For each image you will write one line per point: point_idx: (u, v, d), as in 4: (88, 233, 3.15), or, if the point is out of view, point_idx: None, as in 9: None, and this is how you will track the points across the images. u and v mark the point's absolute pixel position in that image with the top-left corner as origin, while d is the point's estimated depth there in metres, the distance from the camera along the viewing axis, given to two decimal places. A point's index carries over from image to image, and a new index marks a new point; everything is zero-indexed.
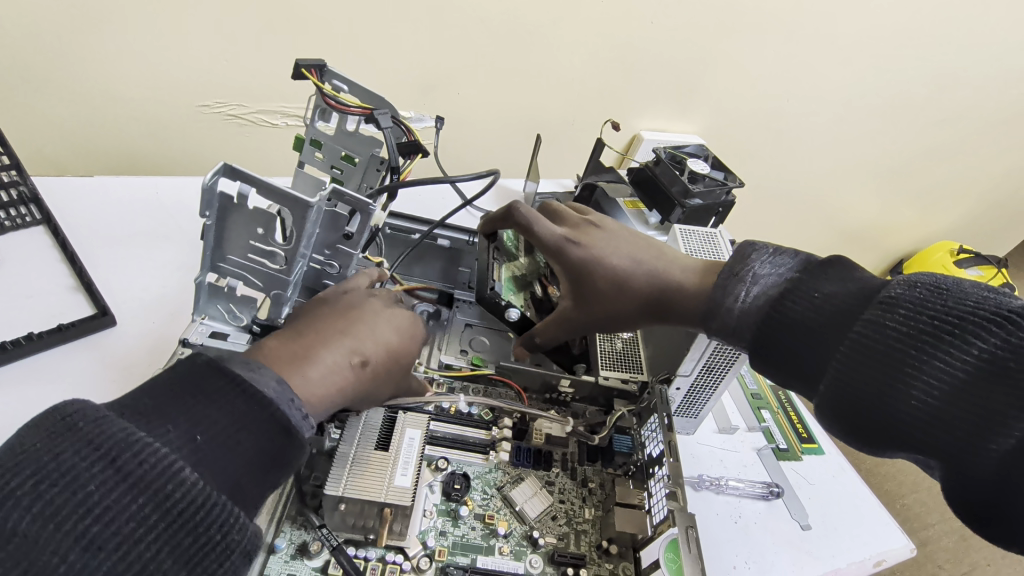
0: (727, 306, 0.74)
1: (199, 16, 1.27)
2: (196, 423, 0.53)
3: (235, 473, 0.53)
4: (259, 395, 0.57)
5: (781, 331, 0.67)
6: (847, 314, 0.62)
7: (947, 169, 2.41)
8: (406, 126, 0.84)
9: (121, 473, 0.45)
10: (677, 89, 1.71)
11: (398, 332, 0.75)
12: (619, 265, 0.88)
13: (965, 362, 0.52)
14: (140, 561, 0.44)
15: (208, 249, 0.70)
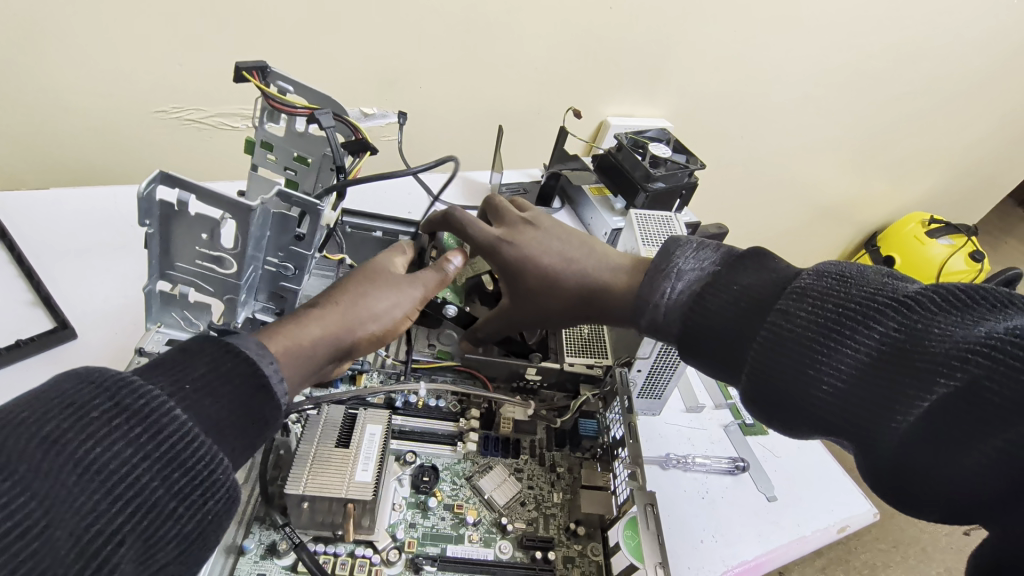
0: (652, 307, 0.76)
1: (149, 20, 1.25)
2: (185, 374, 0.57)
3: (221, 423, 0.57)
4: (243, 352, 0.61)
5: (706, 328, 0.69)
6: (763, 310, 0.64)
7: (913, 141, 2.44)
8: (352, 124, 0.83)
9: (121, 407, 0.49)
10: (641, 74, 1.72)
11: (386, 310, 0.80)
12: (549, 265, 0.88)
13: (865, 345, 0.55)
14: (135, 488, 0.48)
15: (155, 257, 0.70)
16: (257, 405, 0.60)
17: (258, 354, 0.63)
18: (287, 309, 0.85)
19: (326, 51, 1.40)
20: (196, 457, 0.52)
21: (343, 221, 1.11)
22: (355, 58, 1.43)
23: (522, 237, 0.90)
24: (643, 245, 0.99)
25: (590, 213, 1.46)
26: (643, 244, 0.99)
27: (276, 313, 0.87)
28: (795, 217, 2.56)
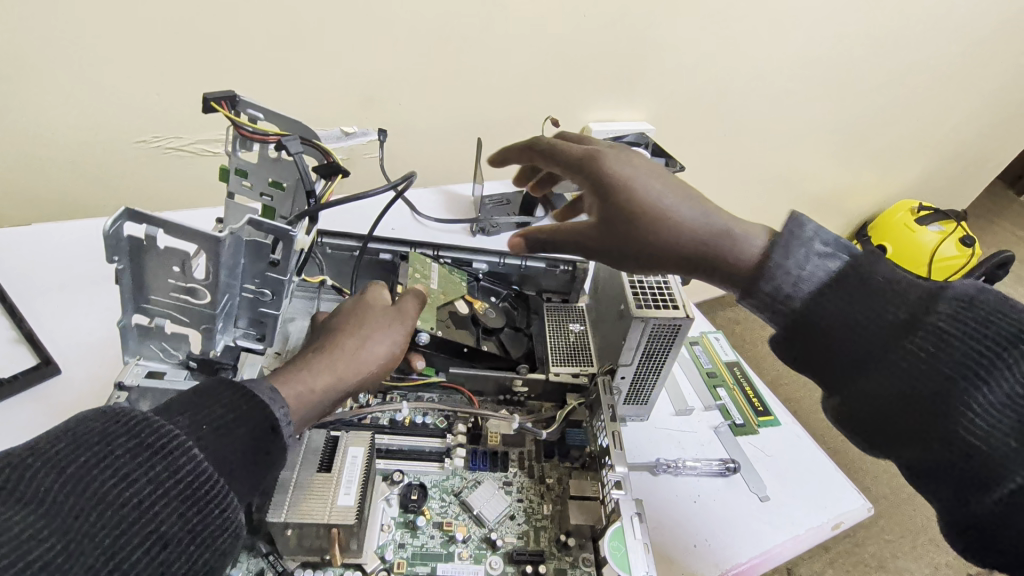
0: (772, 290, 0.68)
1: (125, 50, 1.26)
2: (202, 415, 0.61)
3: (234, 464, 0.61)
4: (254, 394, 0.65)
5: (819, 326, 0.64)
6: (880, 322, 0.62)
7: (897, 130, 2.45)
8: (322, 147, 0.85)
9: (144, 446, 0.55)
10: (622, 79, 1.72)
11: (383, 357, 0.82)
12: (674, 211, 0.75)
13: (998, 397, 0.57)
14: (151, 523, 0.53)
15: (128, 292, 0.70)
16: (267, 443, 0.64)
17: (270, 398, 0.67)
18: (269, 334, 0.84)
19: (304, 72, 1.40)
20: (208, 495, 0.56)
21: (323, 242, 1.09)
22: (334, 78, 1.43)
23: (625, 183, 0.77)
24: None
25: None
26: None
27: (258, 339, 0.85)
28: (788, 212, 2.55)
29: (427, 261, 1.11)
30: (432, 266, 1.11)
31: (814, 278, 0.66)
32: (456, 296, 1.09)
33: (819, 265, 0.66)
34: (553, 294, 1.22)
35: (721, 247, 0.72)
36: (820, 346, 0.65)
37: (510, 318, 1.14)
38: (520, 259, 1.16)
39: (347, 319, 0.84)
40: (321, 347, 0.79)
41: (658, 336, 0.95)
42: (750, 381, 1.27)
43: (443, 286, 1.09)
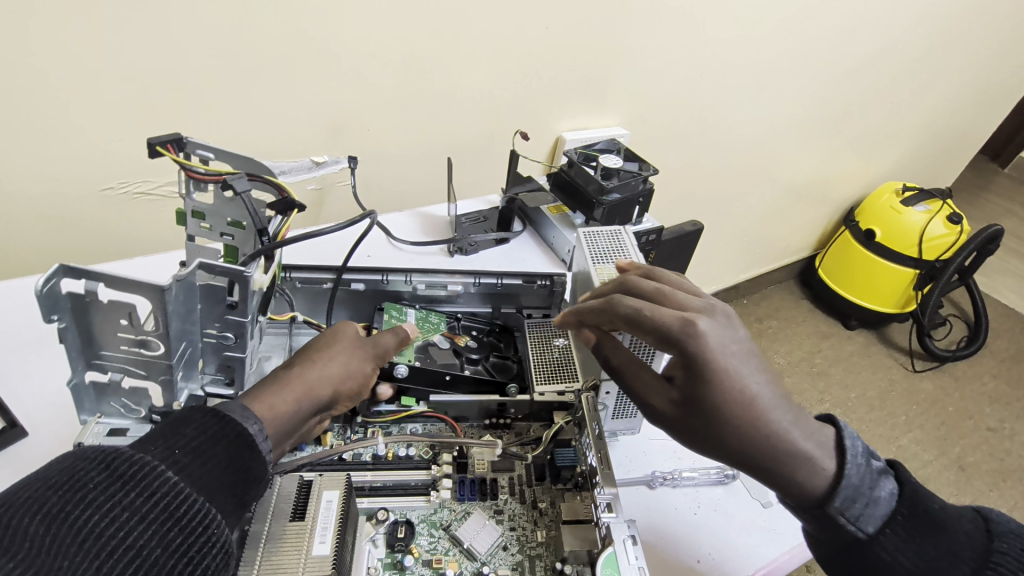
0: (839, 519, 0.71)
1: (82, 97, 1.18)
2: (177, 441, 0.61)
3: (214, 483, 0.61)
4: (227, 415, 0.65)
5: (875, 558, 0.71)
6: (940, 561, 0.69)
7: (874, 114, 2.45)
8: (276, 183, 0.83)
9: (117, 477, 0.56)
10: (590, 86, 1.71)
11: (350, 373, 0.80)
12: (749, 402, 0.75)
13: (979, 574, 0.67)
14: (134, 551, 0.54)
15: (77, 350, 0.67)
16: (245, 462, 0.63)
17: (242, 415, 0.67)
18: (237, 378, 0.81)
19: (272, 105, 1.35)
20: (188, 515, 0.57)
21: (291, 277, 1.06)
22: (302, 108, 1.38)
23: (718, 348, 0.75)
24: (595, 264, 1.00)
25: (552, 231, 1.43)
26: (592, 261, 1.00)
27: (228, 384, 0.83)
28: (772, 205, 2.53)
29: (402, 306, 1.11)
30: (408, 310, 1.11)
31: (872, 499, 0.72)
32: (432, 333, 1.08)
33: (880, 494, 0.72)
34: (533, 310, 1.18)
35: (801, 465, 0.74)
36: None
37: (495, 350, 1.11)
38: (496, 277, 1.13)
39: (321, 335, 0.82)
40: (298, 362, 0.77)
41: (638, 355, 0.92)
42: None
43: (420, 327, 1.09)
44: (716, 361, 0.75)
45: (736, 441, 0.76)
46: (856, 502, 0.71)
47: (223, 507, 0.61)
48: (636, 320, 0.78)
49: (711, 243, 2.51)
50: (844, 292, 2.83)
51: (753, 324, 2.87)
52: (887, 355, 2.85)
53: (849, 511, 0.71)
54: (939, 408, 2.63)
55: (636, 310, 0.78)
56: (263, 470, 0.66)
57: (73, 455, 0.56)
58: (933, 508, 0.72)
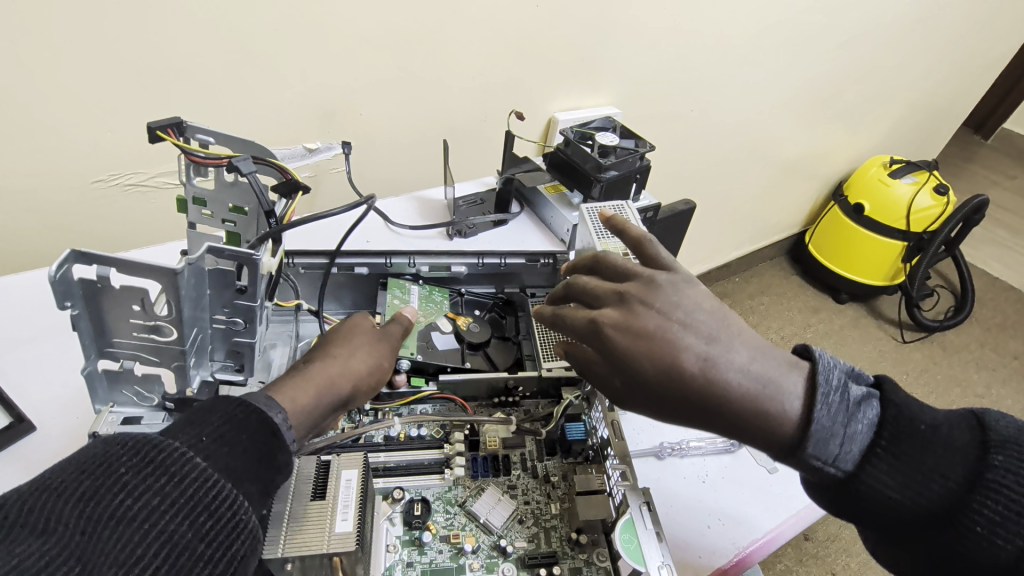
0: (817, 464, 0.71)
1: (68, 88, 1.15)
2: (202, 427, 0.62)
3: (241, 470, 0.62)
4: (253, 405, 0.65)
5: (862, 492, 0.71)
6: (927, 477, 0.69)
7: (862, 88, 2.46)
8: (280, 165, 0.83)
9: (146, 462, 0.56)
10: (582, 65, 1.70)
11: (370, 363, 0.80)
12: (688, 368, 0.76)
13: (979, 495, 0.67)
14: (165, 534, 0.54)
15: (89, 339, 0.67)
16: (270, 449, 0.64)
17: (266, 404, 0.67)
18: (247, 364, 0.81)
19: (262, 93, 1.33)
20: (217, 500, 0.58)
21: (295, 263, 1.05)
22: (294, 94, 1.36)
23: (625, 336, 0.79)
24: (600, 239, 1.01)
25: (550, 211, 1.44)
26: (598, 237, 1.01)
27: (238, 370, 0.83)
28: (763, 182, 2.55)
29: (404, 282, 1.11)
30: (412, 288, 1.10)
31: (856, 434, 0.71)
32: (436, 315, 1.07)
33: (859, 429, 0.71)
34: (536, 289, 1.20)
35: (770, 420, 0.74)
36: (872, 513, 0.72)
37: (498, 330, 1.13)
38: (500, 257, 1.13)
39: (339, 331, 0.82)
40: (316, 356, 0.78)
41: None
42: None
43: (423, 309, 1.08)
44: (629, 350, 0.78)
45: (701, 414, 0.77)
46: (832, 443, 0.71)
47: (249, 493, 0.62)
48: (563, 328, 0.86)
49: (703, 220, 2.52)
50: (834, 266, 2.87)
51: (746, 301, 2.90)
52: (876, 327, 2.90)
53: (824, 454, 0.71)
54: (928, 377, 2.69)
55: (561, 319, 0.86)
56: (287, 457, 0.67)
57: (103, 442, 0.57)
58: (918, 428, 0.71)
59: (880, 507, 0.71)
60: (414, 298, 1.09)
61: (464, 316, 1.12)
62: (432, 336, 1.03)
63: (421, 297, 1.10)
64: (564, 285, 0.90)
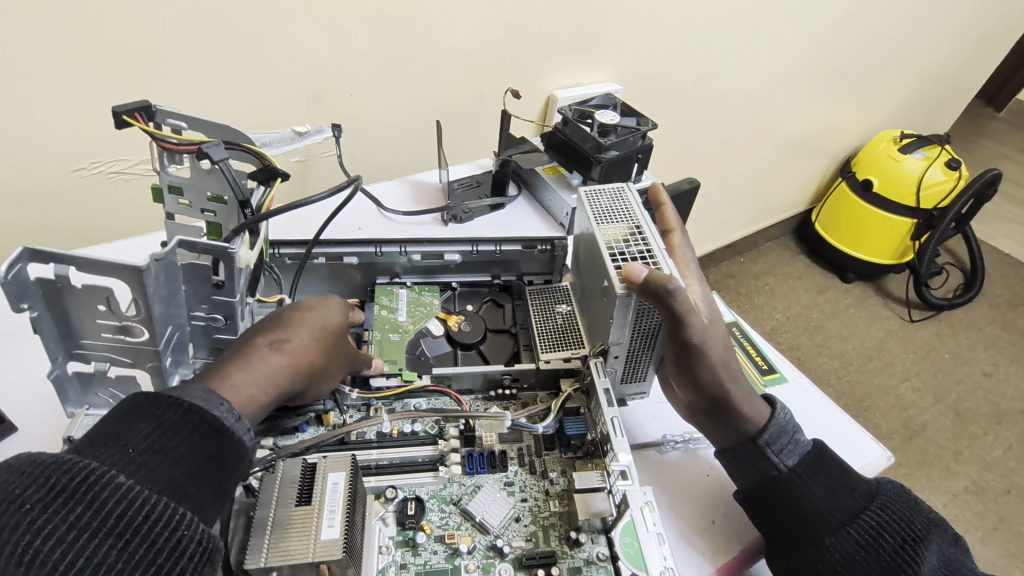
0: (766, 450, 0.87)
1: (40, 69, 1.09)
2: (125, 442, 0.58)
3: (176, 479, 0.59)
4: (189, 404, 0.62)
5: (789, 490, 0.85)
6: (838, 489, 0.85)
7: (872, 59, 2.38)
8: (257, 151, 0.78)
9: (57, 491, 0.52)
10: (582, 40, 1.63)
11: (328, 349, 0.79)
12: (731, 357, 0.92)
13: (875, 506, 0.83)
14: (93, 565, 0.51)
15: (54, 340, 0.63)
16: (212, 452, 0.62)
17: (204, 400, 0.64)
18: None
19: (246, 72, 1.26)
20: (150, 520, 0.55)
21: (280, 253, 1.01)
22: (280, 75, 1.30)
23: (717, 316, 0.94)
24: (598, 225, 0.95)
25: (549, 193, 1.39)
26: (596, 222, 0.95)
27: None
28: (770, 159, 2.47)
29: (392, 289, 1.08)
30: (400, 293, 1.08)
31: (794, 446, 0.89)
32: (425, 319, 1.05)
33: (801, 439, 0.90)
34: (534, 276, 1.15)
35: (744, 406, 0.88)
36: (786, 514, 0.85)
37: (494, 319, 1.09)
38: (494, 244, 1.09)
39: (310, 320, 0.79)
40: (283, 343, 0.75)
41: (646, 308, 0.87)
42: (752, 339, 1.21)
43: (411, 314, 1.05)
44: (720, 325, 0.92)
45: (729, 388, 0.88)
46: (781, 438, 0.88)
47: (190, 502, 0.59)
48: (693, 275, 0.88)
49: (708, 200, 2.45)
50: (842, 245, 2.79)
51: (751, 282, 2.83)
52: (884, 305, 2.83)
53: (775, 445, 0.87)
54: (935, 356, 2.64)
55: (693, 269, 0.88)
56: (241, 452, 0.64)
57: (4, 473, 0.52)
58: (835, 457, 0.89)
59: (801, 508, 0.84)
60: (402, 306, 1.06)
61: (456, 314, 1.08)
62: (423, 344, 1.02)
63: (408, 303, 1.07)
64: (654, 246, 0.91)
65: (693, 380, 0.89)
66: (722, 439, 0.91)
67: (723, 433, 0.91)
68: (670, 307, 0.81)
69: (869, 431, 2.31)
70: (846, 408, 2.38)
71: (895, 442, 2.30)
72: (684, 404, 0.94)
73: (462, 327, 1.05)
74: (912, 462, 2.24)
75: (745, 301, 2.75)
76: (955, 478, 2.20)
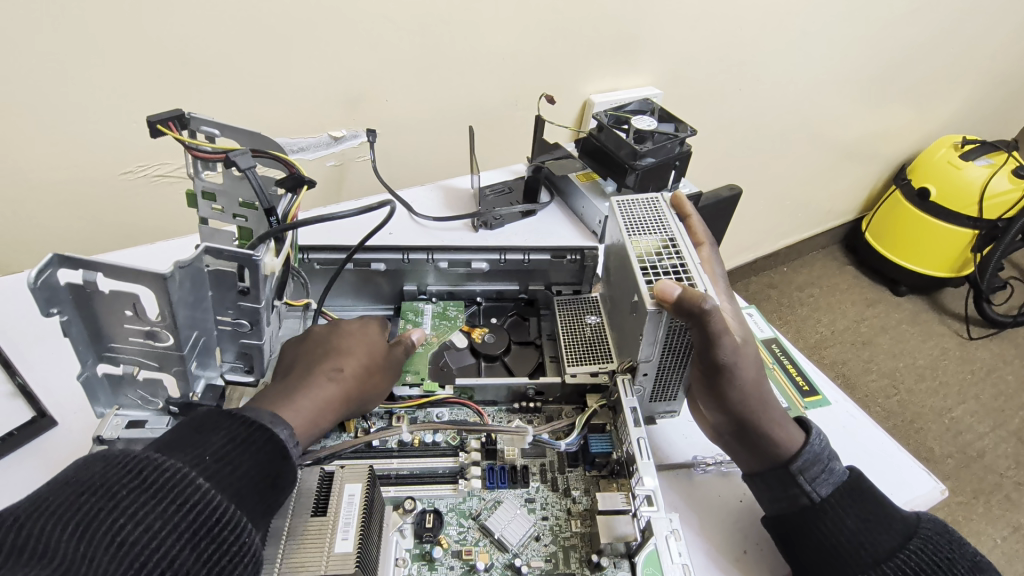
0: (798, 478, 0.82)
1: (95, 76, 1.14)
2: (205, 447, 0.60)
3: (245, 490, 0.61)
4: (256, 421, 0.65)
5: (819, 522, 0.79)
6: (873, 525, 0.79)
7: (930, 61, 2.25)
8: (285, 159, 0.78)
9: (147, 485, 0.55)
10: (620, 44, 1.59)
11: (373, 373, 0.83)
12: (763, 376, 0.86)
13: (912, 544, 0.76)
14: (166, 561, 0.52)
15: (84, 343, 0.64)
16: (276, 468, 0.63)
17: (270, 420, 0.67)
18: (256, 366, 0.78)
19: (284, 78, 1.28)
20: (221, 525, 0.56)
21: (310, 258, 1.02)
22: (318, 81, 1.31)
23: (746, 333, 0.89)
24: (629, 236, 0.92)
25: (582, 200, 1.36)
26: (628, 234, 0.92)
27: (247, 371, 0.80)
28: (818, 166, 2.36)
29: (418, 304, 1.09)
30: (425, 308, 1.08)
31: (830, 476, 0.83)
32: (449, 332, 1.05)
33: (836, 467, 0.84)
34: (563, 287, 1.12)
35: (776, 431, 0.83)
36: (811, 548, 0.79)
37: (519, 331, 1.09)
38: (523, 253, 1.07)
39: (356, 346, 0.83)
40: (341, 368, 0.79)
41: (679, 326, 0.83)
42: (791, 357, 1.16)
43: (436, 327, 1.06)
44: (750, 342, 0.88)
45: (759, 410, 0.83)
46: (815, 467, 0.82)
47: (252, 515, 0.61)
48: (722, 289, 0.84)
49: (751, 207, 2.36)
50: (894, 257, 2.64)
51: (794, 293, 2.71)
52: (940, 322, 2.66)
53: (808, 473, 0.82)
54: (997, 377, 2.46)
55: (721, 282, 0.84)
56: (292, 474, 0.66)
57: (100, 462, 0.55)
58: (873, 490, 0.83)
59: (828, 543, 0.78)
60: (427, 319, 1.06)
61: (480, 327, 1.07)
62: (446, 356, 1.01)
63: (434, 316, 1.07)
64: (681, 258, 0.88)
65: (722, 401, 0.84)
66: (750, 463, 0.86)
67: (752, 457, 0.85)
68: (703, 326, 0.77)
69: (920, 454, 2.17)
70: (895, 429, 2.25)
71: (949, 468, 2.15)
72: (710, 426, 0.89)
73: (487, 340, 1.04)
74: (967, 490, 2.09)
75: (787, 313, 2.64)
76: (1018, 510, 2.04)
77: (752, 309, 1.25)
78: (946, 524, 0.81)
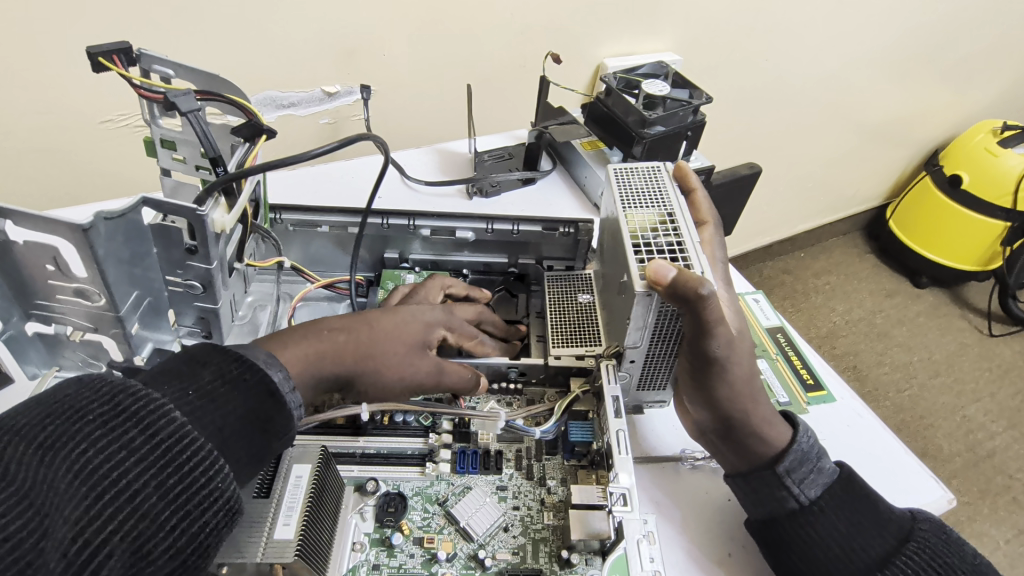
0: (784, 480, 0.75)
1: (68, 14, 1.07)
2: (190, 382, 0.57)
3: (230, 428, 0.57)
4: (250, 362, 0.60)
5: (804, 526, 0.73)
6: (865, 528, 0.72)
7: (977, 36, 2.08)
8: (242, 105, 0.71)
9: (119, 411, 0.50)
10: (638, 3, 1.46)
11: (391, 326, 0.77)
12: (755, 368, 0.79)
13: (907, 548, 0.70)
14: (131, 496, 0.48)
15: (9, 295, 0.62)
16: (267, 415, 0.59)
17: (265, 362, 0.62)
18: (216, 332, 0.71)
19: (273, 24, 1.19)
20: (193, 464, 0.52)
21: (283, 219, 0.95)
22: (308, 31, 1.22)
23: (740, 321, 0.81)
24: (625, 209, 0.84)
25: (584, 170, 1.27)
26: (622, 206, 0.84)
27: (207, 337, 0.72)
28: (846, 147, 2.22)
29: (399, 273, 1.02)
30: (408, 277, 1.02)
31: (820, 476, 0.76)
32: None
33: (825, 466, 0.77)
34: (556, 261, 1.04)
35: (764, 430, 0.76)
36: (795, 553, 0.74)
37: (507, 308, 1.02)
38: (512, 223, 0.99)
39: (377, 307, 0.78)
40: (355, 329, 0.74)
41: (671, 312, 0.76)
42: (795, 347, 1.08)
43: None
44: (743, 332, 0.80)
45: (746, 404, 0.76)
46: (802, 467, 0.76)
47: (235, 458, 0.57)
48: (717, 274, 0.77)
49: (771, 187, 2.23)
50: (917, 247, 2.51)
51: (810, 280, 2.60)
52: (960, 316, 2.54)
53: (795, 474, 0.75)
54: (1015, 376, 2.35)
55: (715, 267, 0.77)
56: (287, 424, 0.61)
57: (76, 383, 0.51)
58: (867, 489, 0.76)
59: (815, 549, 0.72)
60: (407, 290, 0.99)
61: None
62: None
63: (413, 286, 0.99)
64: (677, 237, 0.79)
65: (710, 398, 0.77)
66: (734, 463, 0.79)
67: (737, 458, 0.78)
68: (694, 312, 0.70)
69: (927, 452, 2.09)
70: (903, 425, 2.16)
71: (956, 467, 2.07)
72: (693, 422, 0.82)
73: None
74: (974, 490, 2.02)
75: (801, 300, 2.53)
76: None
77: (759, 294, 1.17)
78: (943, 526, 0.74)
